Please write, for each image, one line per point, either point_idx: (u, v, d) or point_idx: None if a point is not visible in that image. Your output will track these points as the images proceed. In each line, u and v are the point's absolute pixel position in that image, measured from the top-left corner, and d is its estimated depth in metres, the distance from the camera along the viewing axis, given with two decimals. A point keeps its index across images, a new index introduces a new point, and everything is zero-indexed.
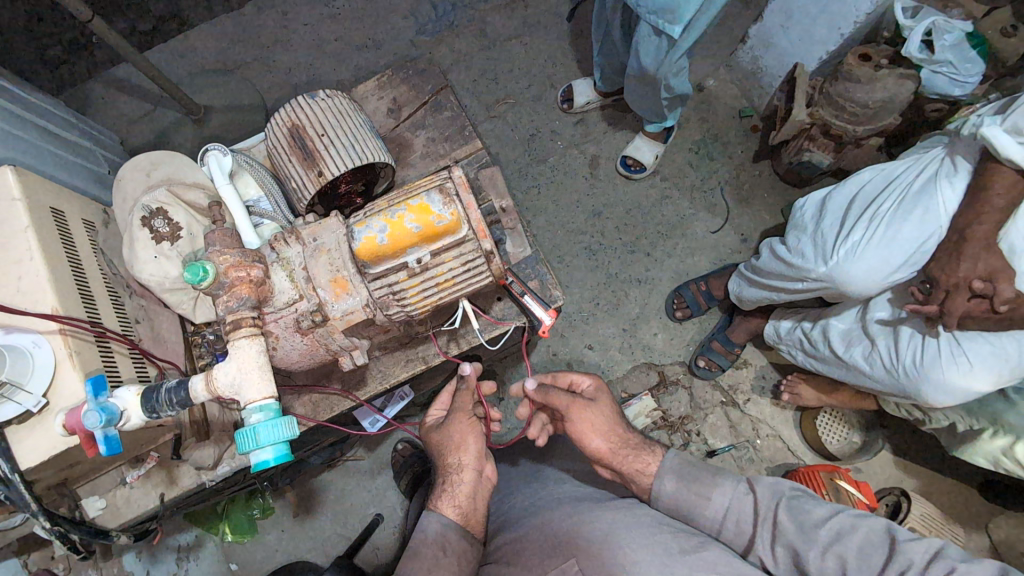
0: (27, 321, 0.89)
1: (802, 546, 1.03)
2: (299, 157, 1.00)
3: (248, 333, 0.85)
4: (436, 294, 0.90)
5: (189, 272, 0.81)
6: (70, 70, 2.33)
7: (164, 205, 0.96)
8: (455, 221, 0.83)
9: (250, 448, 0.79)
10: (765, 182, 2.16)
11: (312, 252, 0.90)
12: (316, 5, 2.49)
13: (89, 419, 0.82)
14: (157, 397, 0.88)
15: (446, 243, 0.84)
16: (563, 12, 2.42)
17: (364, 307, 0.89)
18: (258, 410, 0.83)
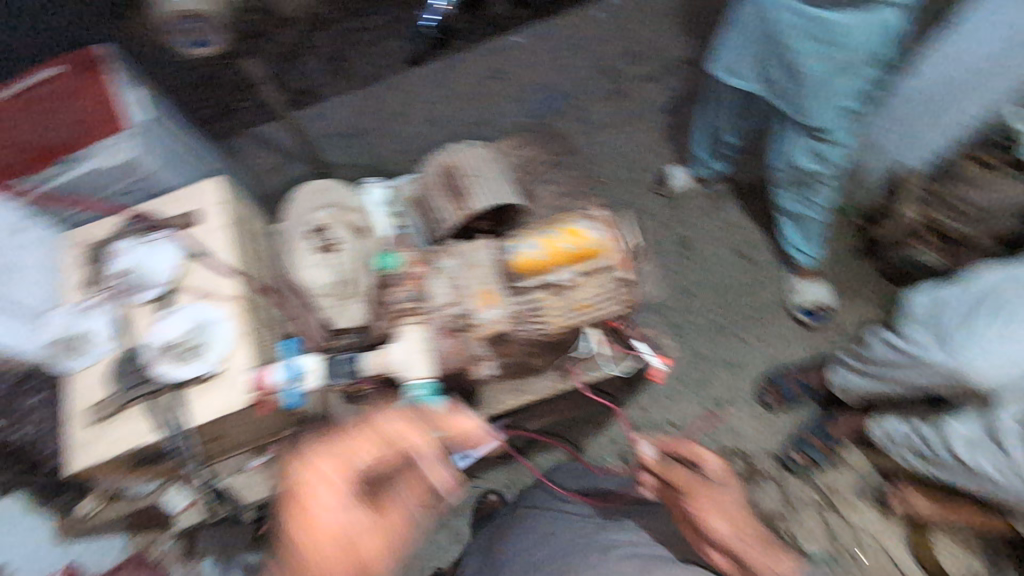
0: (211, 301, 0.95)
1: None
2: (449, 194, 1.11)
3: (417, 320, 0.99)
4: (573, 318, 0.96)
5: (386, 260, 1.07)
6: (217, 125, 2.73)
7: (329, 222, 1.10)
8: (604, 246, 0.96)
9: (404, 417, 0.93)
10: (864, 278, 2.12)
11: (463, 267, 1.00)
12: (435, 89, 2.85)
13: (277, 374, 0.92)
14: (338, 366, 0.98)
15: (592, 265, 0.96)
16: (661, 106, 2.66)
17: (507, 321, 0.95)
18: (417, 387, 0.95)
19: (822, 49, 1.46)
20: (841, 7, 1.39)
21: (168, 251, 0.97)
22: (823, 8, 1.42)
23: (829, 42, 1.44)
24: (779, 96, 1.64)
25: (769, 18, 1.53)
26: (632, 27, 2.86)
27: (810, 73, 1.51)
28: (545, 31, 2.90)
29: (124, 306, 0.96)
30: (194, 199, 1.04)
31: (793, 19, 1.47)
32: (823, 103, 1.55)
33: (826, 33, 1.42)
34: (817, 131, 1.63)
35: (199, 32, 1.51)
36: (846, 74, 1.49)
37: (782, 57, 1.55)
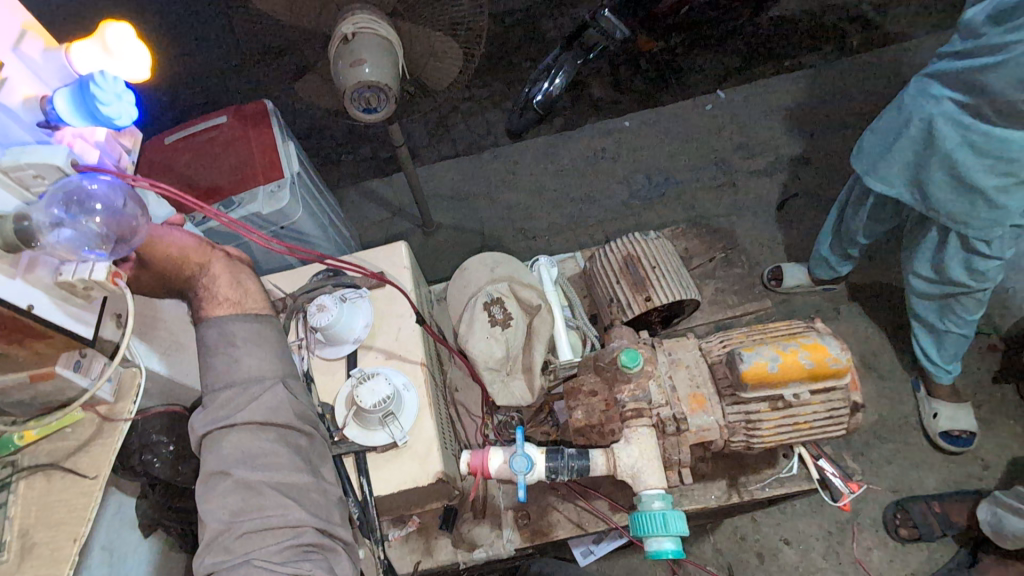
0: (401, 365, 0.95)
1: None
2: (629, 282, 1.09)
3: (646, 423, 0.89)
4: (789, 434, 0.91)
5: (628, 356, 0.87)
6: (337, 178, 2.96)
7: (503, 296, 1.10)
8: (847, 366, 0.87)
9: (658, 534, 0.80)
10: (1009, 407, 1.93)
11: (669, 364, 0.96)
12: (544, 162, 2.97)
13: (517, 463, 0.85)
14: (561, 459, 0.88)
15: (826, 383, 0.88)
16: (772, 201, 2.66)
17: (718, 429, 0.91)
18: (658, 498, 0.85)
19: (990, 163, 1.40)
20: (1016, 125, 1.35)
21: (366, 310, 1.00)
22: (994, 124, 1.38)
23: (1001, 156, 1.37)
24: (930, 208, 1.54)
25: (927, 130, 1.49)
26: (743, 121, 2.91)
27: (975, 185, 1.42)
28: (656, 118, 2.99)
29: (312, 357, 0.99)
30: (379, 260, 1.08)
31: (956, 131, 1.43)
32: (987, 216, 1.44)
33: (998, 146, 1.37)
34: (980, 244, 1.50)
35: (375, 100, 1.64)
36: (1016, 191, 1.40)
37: (940, 169, 1.48)
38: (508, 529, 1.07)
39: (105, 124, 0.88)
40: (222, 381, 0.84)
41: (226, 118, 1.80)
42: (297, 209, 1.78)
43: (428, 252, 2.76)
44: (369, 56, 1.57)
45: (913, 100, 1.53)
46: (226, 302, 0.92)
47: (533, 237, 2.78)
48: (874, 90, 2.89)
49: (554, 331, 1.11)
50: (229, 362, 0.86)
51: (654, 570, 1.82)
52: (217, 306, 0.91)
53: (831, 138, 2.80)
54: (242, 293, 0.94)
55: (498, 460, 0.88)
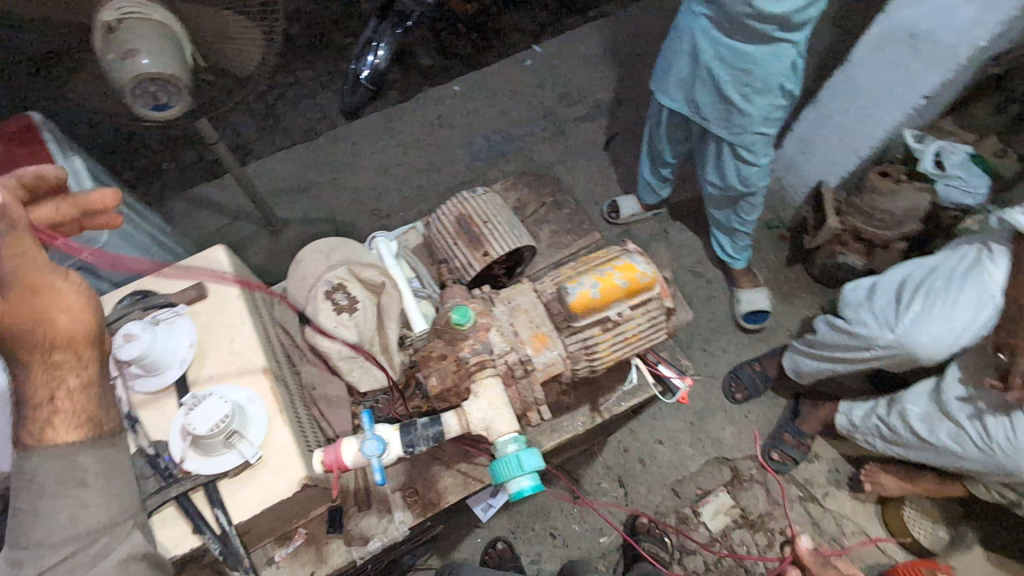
0: (239, 377, 0.87)
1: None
2: (465, 241, 1.10)
3: (491, 372, 0.91)
4: (623, 350, 0.96)
5: (457, 314, 0.90)
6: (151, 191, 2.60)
7: (344, 281, 1.05)
8: (654, 278, 0.93)
9: (512, 475, 0.81)
10: (802, 284, 2.35)
11: (510, 313, 0.99)
12: (382, 137, 2.87)
13: (366, 448, 0.81)
14: (415, 429, 0.86)
15: (642, 297, 0.94)
16: (600, 142, 2.86)
17: (562, 360, 0.96)
18: (511, 441, 0.85)
19: (733, 74, 1.68)
20: (748, 39, 1.62)
21: (186, 328, 0.89)
22: (733, 40, 1.65)
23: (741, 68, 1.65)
24: (702, 115, 1.82)
25: (694, 47, 1.75)
26: (563, 71, 3.05)
27: (728, 92, 1.70)
28: (484, 79, 3.03)
29: (133, 396, 0.86)
30: (195, 271, 0.96)
31: (710, 46, 1.70)
32: (738, 121, 1.74)
33: (738, 58, 1.65)
34: (740, 148, 1.80)
35: (164, 94, 1.44)
36: (757, 98, 1.69)
37: (706, 80, 1.75)
38: (399, 510, 1.04)
39: None
40: (51, 534, 0.72)
41: None
42: (103, 234, 1.54)
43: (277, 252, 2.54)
44: (144, 43, 1.35)
45: (684, 20, 1.77)
46: (79, 425, 0.75)
47: (385, 216, 2.68)
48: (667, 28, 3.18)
49: (404, 304, 1.11)
50: (73, 507, 0.73)
51: (560, 501, 1.98)
52: (69, 426, 0.75)
53: (641, 76, 3.04)
54: (108, 413, 0.79)
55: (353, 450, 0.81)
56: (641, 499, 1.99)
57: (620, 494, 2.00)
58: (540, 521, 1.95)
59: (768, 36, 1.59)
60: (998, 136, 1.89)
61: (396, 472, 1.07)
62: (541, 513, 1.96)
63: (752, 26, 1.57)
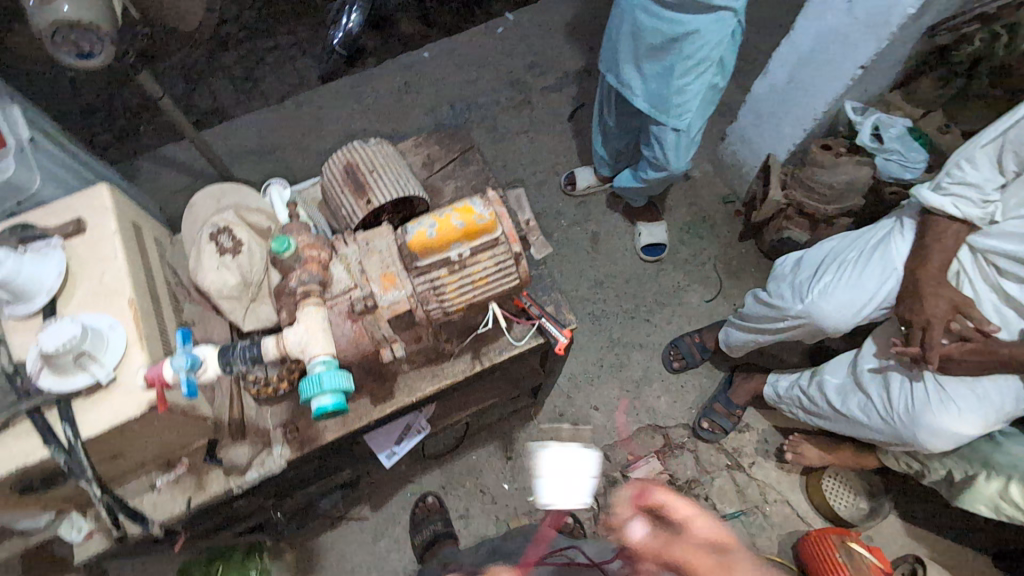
0: (105, 306, 0.91)
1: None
2: (351, 189, 1.11)
3: (314, 303, 0.90)
4: (472, 293, 0.91)
5: (276, 242, 0.91)
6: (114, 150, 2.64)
7: (230, 224, 1.08)
8: (493, 220, 0.88)
9: (312, 393, 0.84)
10: (751, 259, 2.37)
11: (364, 252, 0.94)
12: (348, 103, 2.88)
13: (175, 362, 0.84)
14: (233, 352, 0.92)
15: (483, 241, 0.88)
16: (565, 113, 2.85)
17: (409, 300, 0.90)
18: (320, 363, 0.87)
19: (677, 48, 1.69)
20: (691, 11, 1.62)
21: (57, 259, 0.93)
22: (675, 12, 1.64)
23: (684, 40, 1.67)
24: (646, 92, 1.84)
25: (634, 25, 1.74)
26: (534, 41, 3.02)
27: (667, 71, 1.74)
28: (455, 47, 3.01)
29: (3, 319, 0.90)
30: (79, 207, 1.00)
31: (651, 23, 1.68)
32: (679, 100, 1.79)
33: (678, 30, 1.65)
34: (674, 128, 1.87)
35: (86, 43, 1.45)
36: (696, 73, 1.74)
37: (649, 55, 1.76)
38: (278, 445, 1.09)
39: None
40: None
41: None
42: (33, 178, 1.60)
43: None
44: None
45: None
46: None
47: None
48: None
49: None
50: None
51: (492, 461, 2.04)
52: None
53: None
54: None
55: (171, 367, 0.84)
56: None
57: None
58: (471, 479, 2.02)
59: (710, 6, 1.61)
60: (942, 113, 1.90)
61: (280, 409, 1.12)
62: (474, 472, 2.03)
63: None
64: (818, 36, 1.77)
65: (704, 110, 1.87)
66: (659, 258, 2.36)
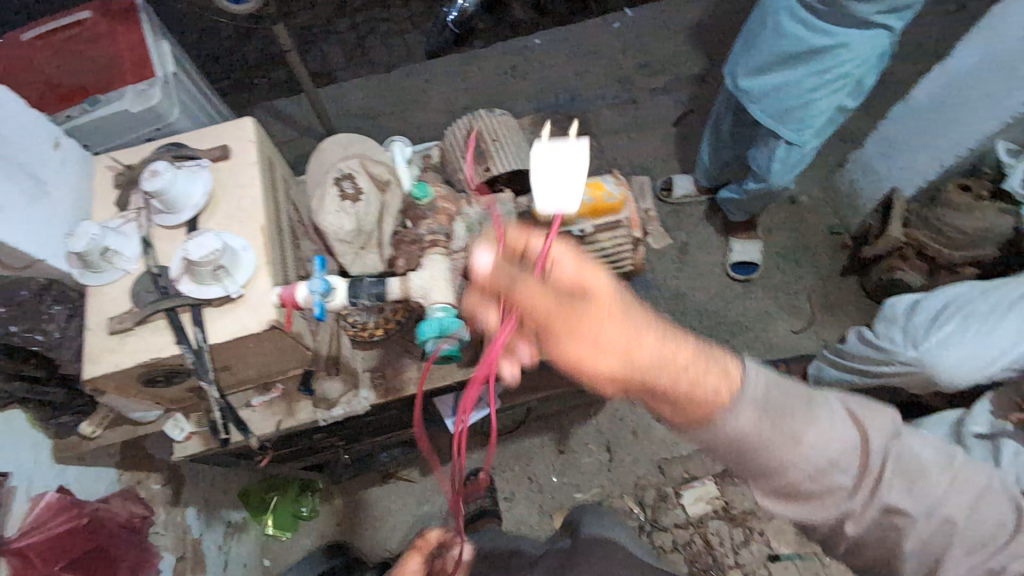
0: (240, 229, 0.97)
1: (893, 494, 0.81)
2: (472, 156, 1.17)
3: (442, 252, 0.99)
4: None
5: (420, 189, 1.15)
6: (236, 97, 2.82)
7: (354, 172, 1.13)
8: (618, 203, 1.06)
9: (430, 336, 0.90)
10: (849, 296, 2.23)
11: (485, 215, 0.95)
12: (454, 81, 2.94)
13: (311, 284, 0.88)
14: (361, 286, 0.93)
15: (604, 219, 1.05)
16: (670, 118, 2.77)
17: None
18: (441, 309, 0.93)
19: (818, 59, 1.60)
20: (843, 23, 1.55)
21: (205, 179, 1.00)
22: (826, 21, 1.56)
23: (826, 52, 1.58)
24: (762, 100, 1.70)
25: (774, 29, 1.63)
26: (649, 40, 2.95)
27: (798, 81, 1.63)
28: (567, 36, 2.99)
29: (152, 226, 0.98)
30: (225, 134, 1.07)
31: (795, 28, 1.58)
32: (802, 114, 1.67)
33: (824, 40, 1.56)
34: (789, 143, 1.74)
35: None
36: (829, 90, 1.64)
37: (780, 64, 1.66)
38: (365, 389, 1.14)
39: None
40: None
41: (90, 14, 1.72)
42: (172, 109, 1.75)
43: None
44: None
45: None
46: None
47: None
48: None
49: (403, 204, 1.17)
50: None
51: (545, 451, 2.04)
52: None
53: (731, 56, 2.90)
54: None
55: (304, 290, 0.88)
56: (626, 468, 2.01)
57: (605, 459, 2.03)
58: (522, 463, 2.03)
59: (866, 22, 1.53)
60: None
61: (372, 355, 1.17)
62: (525, 457, 2.03)
63: (852, 10, 1.50)
64: (981, 59, 1.62)
65: (822, 133, 1.76)
66: (750, 279, 2.26)
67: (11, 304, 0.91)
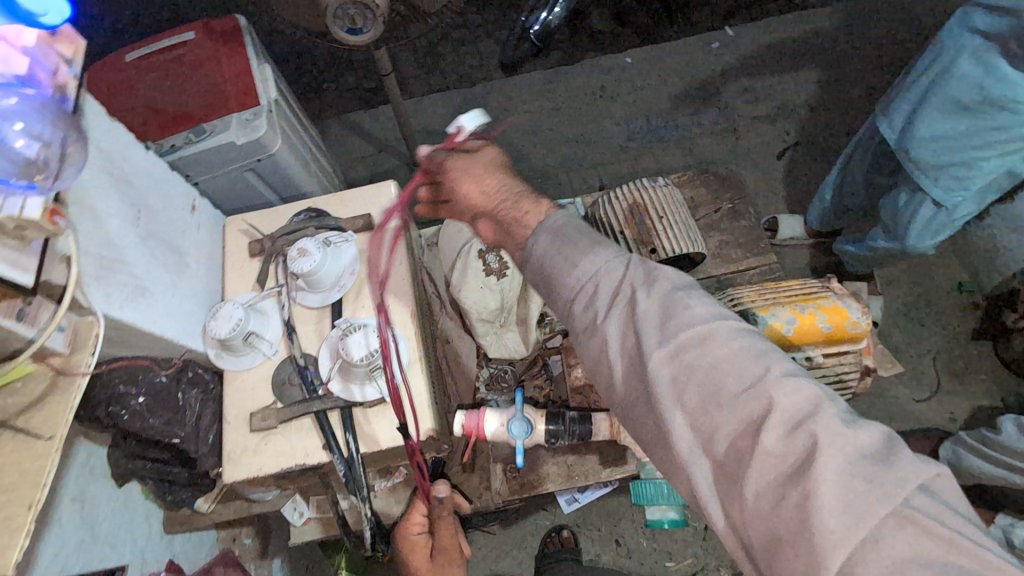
0: (391, 315, 0.89)
1: (649, 340, 0.71)
2: (634, 232, 1.15)
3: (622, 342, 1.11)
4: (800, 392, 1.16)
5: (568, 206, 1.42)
6: (316, 108, 2.75)
7: (498, 243, 1.12)
8: (864, 332, 1.10)
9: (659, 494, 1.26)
10: (982, 364, 1.99)
11: None
12: (539, 99, 2.81)
13: (515, 428, 0.99)
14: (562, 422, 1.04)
15: (842, 346, 1.11)
16: (772, 149, 2.57)
17: None
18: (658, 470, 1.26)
19: (992, 114, 1.36)
20: None
21: (351, 255, 0.92)
22: (1018, 73, 1.31)
23: (1004, 107, 1.33)
24: (917, 149, 1.48)
25: (947, 74, 1.43)
26: (751, 63, 2.76)
27: (966, 136, 1.41)
28: (660, 57, 2.83)
29: (293, 307, 0.90)
30: (367, 200, 0.99)
31: (975, 77, 1.37)
32: (961, 173, 1.44)
33: (1007, 94, 1.32)
34: (938, 203, 1.51)
35: (360, 19, 1.47)
36: (1002, 150, 1.39)
37: (946, 113, 1.43)
38: None
39: (33, 24, 0.69)
40: None
41: (194, 35, 1.63)
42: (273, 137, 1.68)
43: None
44: None
45: (949, 35, 1.45)
46: None
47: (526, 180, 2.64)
48: (887, 33, 2.74)
49: None
50: None
51: (633, 512, 1.90)
52: None
53: (842, 83, 2.67)
54: None
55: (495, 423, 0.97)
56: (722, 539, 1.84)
57: (699, 527, 1.87)
58: (608, 524, 1.89)
59: None
60: None
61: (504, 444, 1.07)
62: (611, 518, 1.90)
63: None
64: None
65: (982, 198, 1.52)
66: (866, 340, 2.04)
67: (150, 394, 0.84)
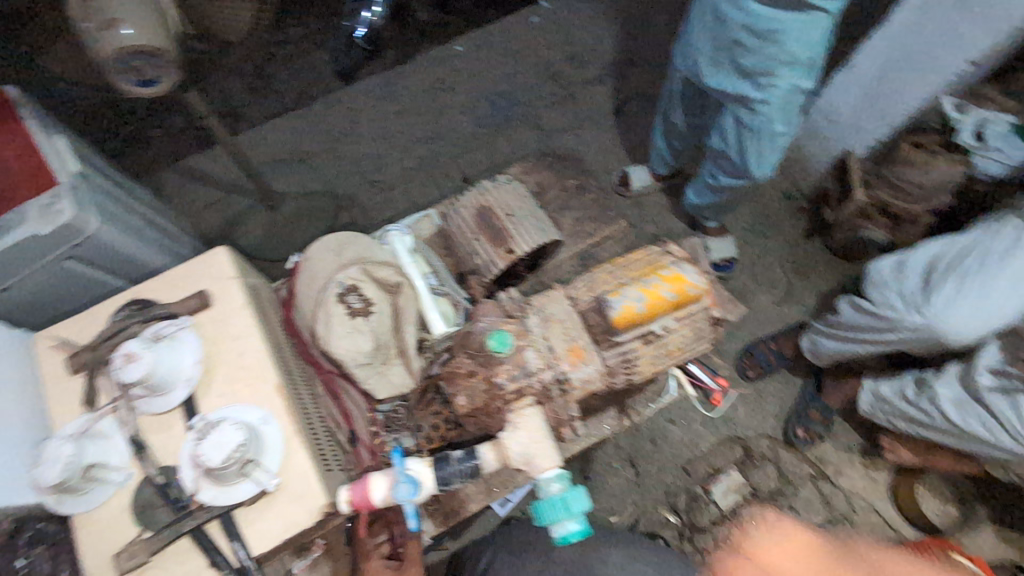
0: (252, 395, 0.84)
1: None
2: (489, 237, 1.30)
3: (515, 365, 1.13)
4: (666, 361, 1.24)
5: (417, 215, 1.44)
6: (136, 162, 2.44)
7: (357, 282, 1.08)
8: (703, 291, 1.22)
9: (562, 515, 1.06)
10: (819, 257, 2.27)
11: (544, 322, 1.19)
12: (381, 103, 2.71)
13: (401, 491, 0.95)
14: (448, 471, 1.03)
15: (688, 308, 1.22)
16: (610, 107, 2.70)
17: (598, 373, 1.16)
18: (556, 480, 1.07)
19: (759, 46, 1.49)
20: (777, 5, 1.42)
21: (190, 345, 0.85)
22: (763, 5, 1.43)
23: (767, 38, 1.46)
24: (719, 88, 1.63)
25: (716, 16, 1.55)
26: (573, 31, 2.87)
27: (749, 69, 1.54)
28: (487, 40, 2.85)
29: (139, 420, 0.83)
30: (197, 276, 0.92)
31: (734, 15, 1.48)
32: (755, 103, 1.58)
33: (762, 26, 1.44)
34: (748, 131, 1.66)
35: (149, 69, 1.32)
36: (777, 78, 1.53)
37: (728, 50, 1.56)
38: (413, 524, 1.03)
39: None
40: None
41: None
42: None
43: (273, 228, 2.38)
44: (128, 12, 1.22)
45: None
46: None
47: (387, 187, 2.53)
48: None
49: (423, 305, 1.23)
50: None
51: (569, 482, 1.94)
52: None
53: (655, 34, 2.86)
54: None
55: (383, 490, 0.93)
56: (652, 479, 1.94)
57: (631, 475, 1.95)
58: None
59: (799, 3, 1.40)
60: None
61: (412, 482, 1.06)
62: None
63: None
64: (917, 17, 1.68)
65: (788, 115, 1.61)
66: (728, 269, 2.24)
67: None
